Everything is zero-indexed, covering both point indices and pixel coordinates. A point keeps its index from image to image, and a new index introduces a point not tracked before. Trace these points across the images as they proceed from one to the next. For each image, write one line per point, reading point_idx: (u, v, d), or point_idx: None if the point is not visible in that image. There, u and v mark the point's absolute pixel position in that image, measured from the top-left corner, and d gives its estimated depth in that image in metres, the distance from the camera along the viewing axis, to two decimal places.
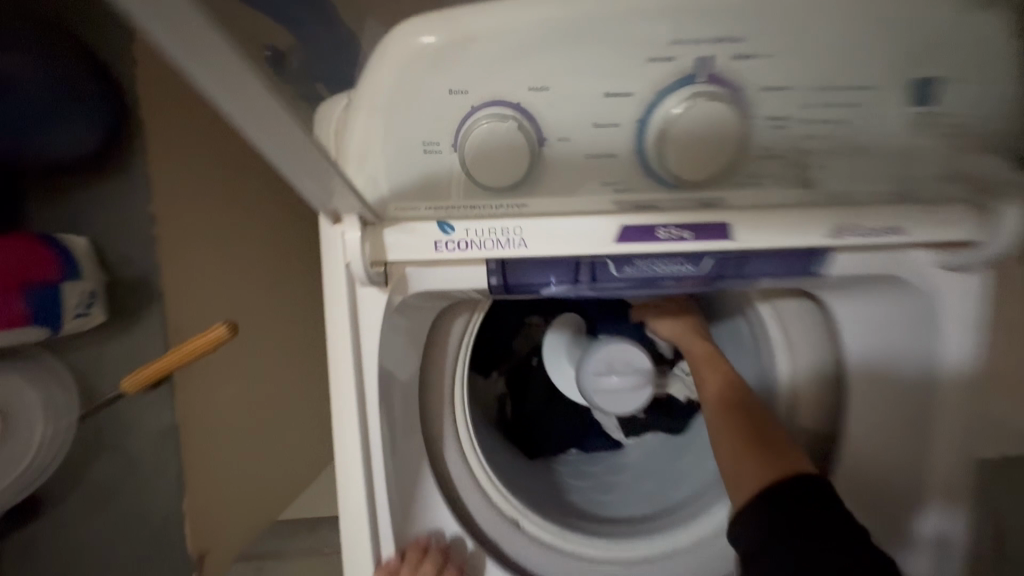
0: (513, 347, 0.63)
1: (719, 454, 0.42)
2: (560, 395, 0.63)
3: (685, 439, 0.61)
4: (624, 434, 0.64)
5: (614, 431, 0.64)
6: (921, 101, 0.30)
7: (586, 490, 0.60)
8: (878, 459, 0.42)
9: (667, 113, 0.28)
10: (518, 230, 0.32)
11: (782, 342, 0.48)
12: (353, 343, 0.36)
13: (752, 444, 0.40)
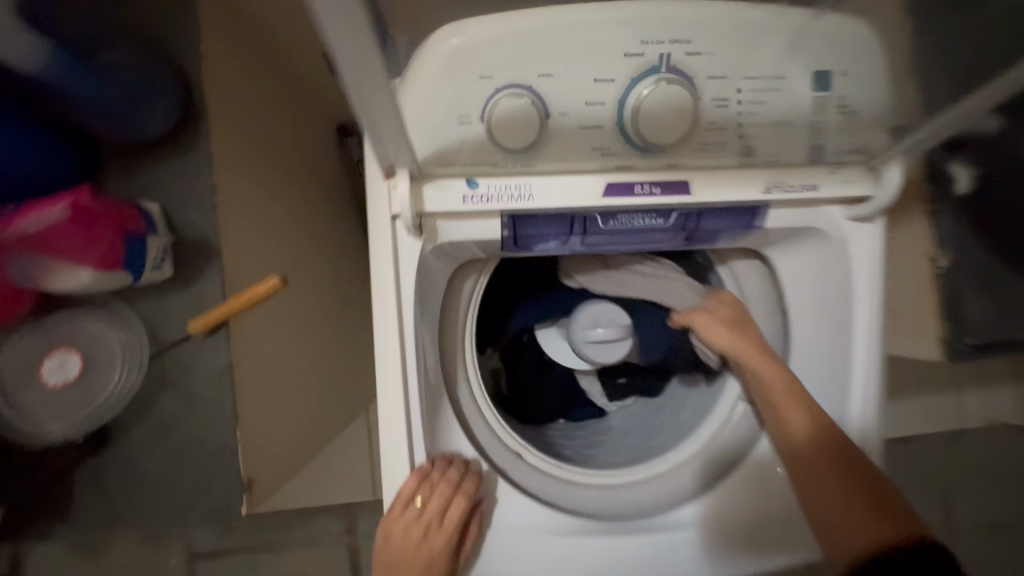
0: (505, 329, 0.67)
1: (825, 504, 0.48)
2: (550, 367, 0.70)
3: (661, 400, 0.70)
4: (607, 400, 0.72)
5: (599, 396, 0.72)
6: (825, 88, 0.40)
7: (577, 448, 0.67)
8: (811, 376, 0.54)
9: (640, 94, 0.38)
10: (529, 186, 0.41)
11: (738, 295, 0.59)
12: (394, 283, 0.45)
13: (867, 506, 0.46)
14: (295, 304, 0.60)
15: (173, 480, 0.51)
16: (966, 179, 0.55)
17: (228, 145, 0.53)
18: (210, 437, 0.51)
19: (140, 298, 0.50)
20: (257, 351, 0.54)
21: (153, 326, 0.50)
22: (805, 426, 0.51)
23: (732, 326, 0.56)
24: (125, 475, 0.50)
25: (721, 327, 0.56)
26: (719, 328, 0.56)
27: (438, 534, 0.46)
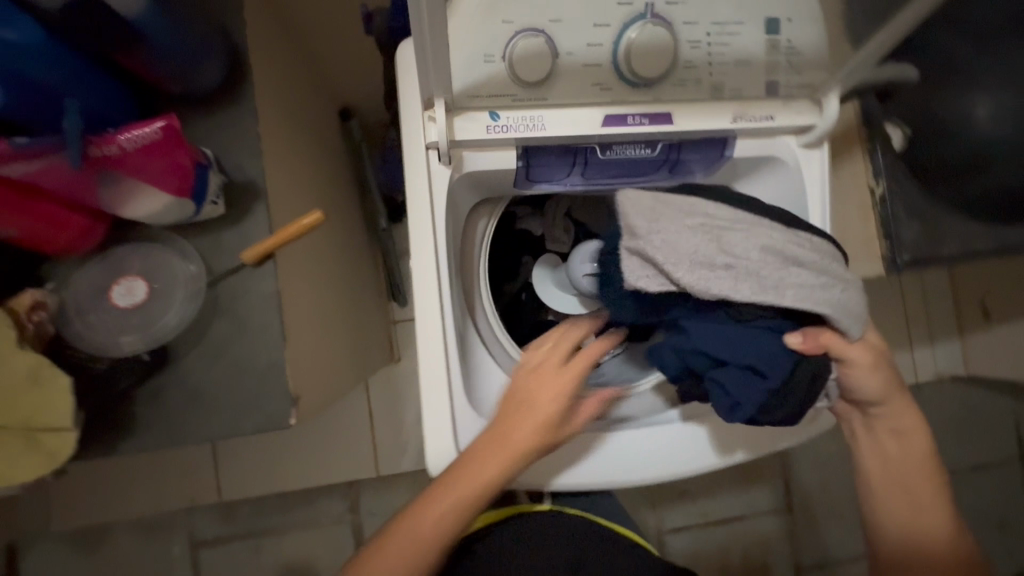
0: (503, 289, 0.77)
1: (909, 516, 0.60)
2: (544, 323, 0.77)
3: None
4: None
5: None
6: (776, 31, 0.49)
7: None
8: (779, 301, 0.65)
9: (630, 37, 0.47)
10: (540, 117, 0.51)
11: None
12: (428, 204, 0.53)
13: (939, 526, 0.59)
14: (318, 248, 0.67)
15: (227, 397, 0.56)
16: (898, 136, 0.68)
17: (264, 99, 0.60)
18: (261, 355, 0.56)
19: (195, 234, 0.56)
20: (293, 289, 0.62)
21: (207, 259, 0.56)
22: (925, 472, 0.59)
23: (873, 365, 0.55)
24: (183, 393, 0.55)
25: (867, 370, 0.55)
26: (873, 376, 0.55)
27: (570, 387, 0.57)
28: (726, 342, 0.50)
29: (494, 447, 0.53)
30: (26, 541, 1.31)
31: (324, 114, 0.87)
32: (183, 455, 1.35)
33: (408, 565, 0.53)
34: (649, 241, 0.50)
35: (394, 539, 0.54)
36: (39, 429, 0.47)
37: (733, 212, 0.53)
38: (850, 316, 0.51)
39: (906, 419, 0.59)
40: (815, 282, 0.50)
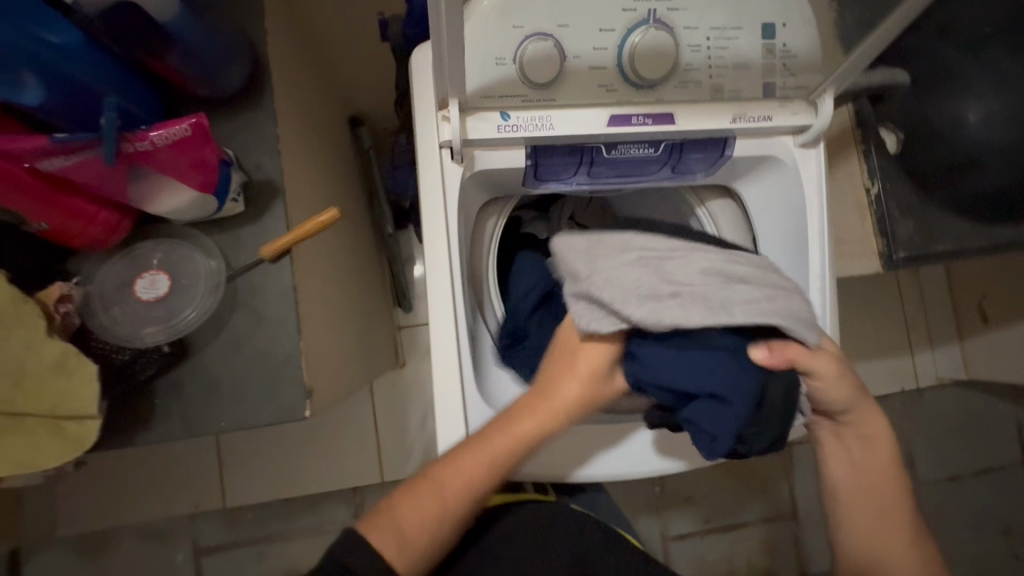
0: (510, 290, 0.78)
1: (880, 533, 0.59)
2: None
3: None
4: None
5: None
6: (771, 36, 0.53)
7: None
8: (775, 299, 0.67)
9: (634, 40, 0.50)
10: (548, 117, 0.53)
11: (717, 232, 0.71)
12: (442, 201, 0.55)
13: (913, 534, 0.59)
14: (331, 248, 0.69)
15: (243, 389, 0.57)
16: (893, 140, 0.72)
17: (283, 103, 0.63)
18: (275, 349, 0.58)
19: (216, 230, 0.58)
20: (307, 286, 0.64)
21: (227, 254, 0.58)
22: (891, 478, 0.59)
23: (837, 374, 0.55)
24: (201, 385, 0.57)
25: (833, 378, 0.54)
26: (839, 387, 0.56)
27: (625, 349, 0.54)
28: (680, 375, 0.48)
29: (542, 401, 0.55)
30: (30, 547, 1.31)
31: (336, 122, 0.90)
32: (189, 460, 1.36)
33: (430, 524, 0.53)
34: (591, 282, 0.51)
35: (429, 479, 0.54)
36: (64, 415, 0.49)
37: (670, 243, 0.54)
38: (802, 323, 0.50)
39: (872, 421, 0.59)
40: (765, 295, 0.49)
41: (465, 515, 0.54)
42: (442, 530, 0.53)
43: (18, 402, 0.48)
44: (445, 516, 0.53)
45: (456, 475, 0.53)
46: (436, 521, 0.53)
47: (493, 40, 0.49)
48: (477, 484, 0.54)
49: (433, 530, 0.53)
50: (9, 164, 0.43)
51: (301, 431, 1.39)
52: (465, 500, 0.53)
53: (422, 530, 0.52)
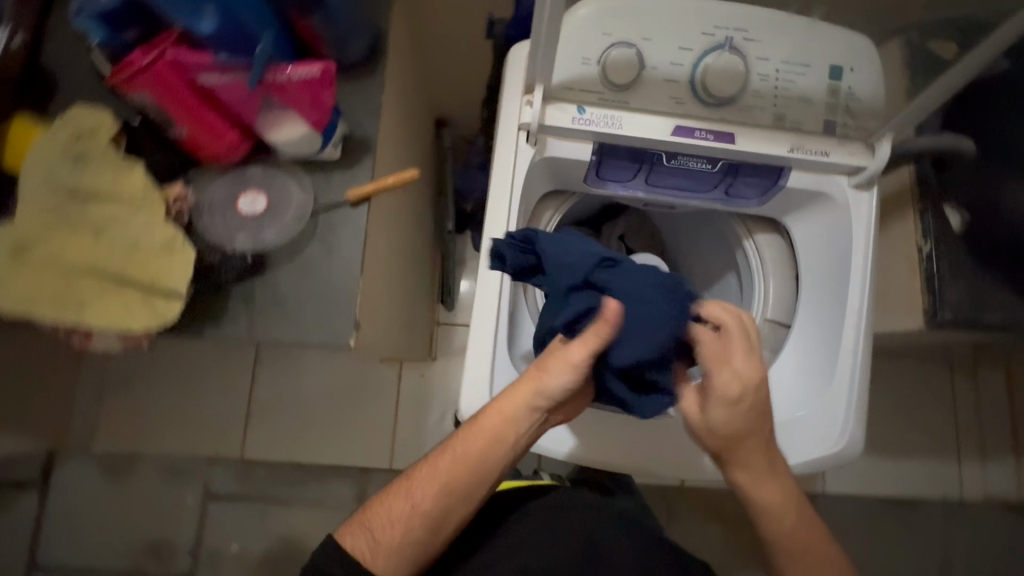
0: None
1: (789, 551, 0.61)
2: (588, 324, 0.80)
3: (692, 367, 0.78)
4: None
5: None
6: (838, 78, 0.57)
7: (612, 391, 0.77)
8: (805, 336, 0.67)
9: (709, 61, 0.56)
10: (619, 117, 0.59)
11: (760, 266, 0.72)
12: (510, 178, 0.62)
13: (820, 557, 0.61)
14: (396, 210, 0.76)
15: (304, 311, 0.64)
16: (957, 217, 0.74)
17: (390, 77, 0.72)
18: (338, 279, 0.65)
19: (313, 169, 0.66)
20: (376, 236, 0.71)
21: (318, 192, 0.66)
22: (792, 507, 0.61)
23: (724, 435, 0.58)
24: (270, 298, 0.64)
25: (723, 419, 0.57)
26: (719, 440, 0.59)
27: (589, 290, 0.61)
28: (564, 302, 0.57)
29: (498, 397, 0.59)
30: (64, 453, 1.41)
31: (423, 114, 1.01)
32: (219, 407, 1.44)
33: (405, 516, 0.60)
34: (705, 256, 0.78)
35: (399, 483, 0.63)
36: (158, 290, 0.57)
37: (762, 261, 0.72)
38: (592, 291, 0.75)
39: (741, 478, 0.60)
40: None
41: (428, 522, 0.60)
42: (408, 535, 0.60)
43: (124, 271, 0.56)
44: (414, 510, 0.60)
45: (418, 476, 0.62)
46: (404, 523, 0.60)
47: (585, 41, 0.56)
48: (433, 488, 0.60)
49: (407, 522, 0.60)
50: (177, 77, 0.53)
51: (326, 403, 1.45)
52: (421, 506, 0.60)
53: (393, 531, 0.60)
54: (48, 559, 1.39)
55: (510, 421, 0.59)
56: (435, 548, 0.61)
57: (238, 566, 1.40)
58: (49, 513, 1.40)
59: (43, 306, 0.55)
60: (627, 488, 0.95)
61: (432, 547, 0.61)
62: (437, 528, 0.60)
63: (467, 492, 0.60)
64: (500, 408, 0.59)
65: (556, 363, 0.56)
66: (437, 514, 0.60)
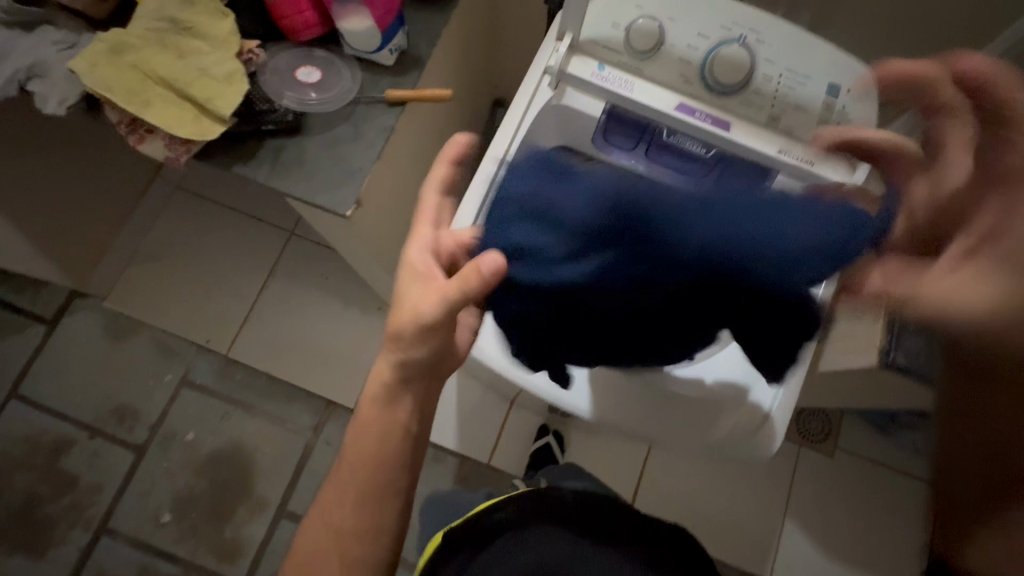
0: None
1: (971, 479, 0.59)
2: None
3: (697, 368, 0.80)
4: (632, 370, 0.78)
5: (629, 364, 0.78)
6: (835, 95, 0.63)
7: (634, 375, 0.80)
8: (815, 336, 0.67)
9: (720, 49, 0.62)
10: (631, 83, 0.66)
11: None
12: (524, 112, 0.72)
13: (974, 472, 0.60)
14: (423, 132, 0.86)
15: (318, 173, 0.72)
16: None
17: (456, 19, 0.83)
18: (355, 158, 0.73)
19: (367, 67, 0.76)
20: (400, 142, 0.80)
21: (364, 86, 0.76)
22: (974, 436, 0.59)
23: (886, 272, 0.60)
24: (294, 155, 0.72)
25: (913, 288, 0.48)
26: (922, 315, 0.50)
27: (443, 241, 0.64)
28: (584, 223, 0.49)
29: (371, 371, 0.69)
30: (80, 302, 1.53)
31: (480, 82, 1.12)
32: (223, 304, 1.54)
33: (337, 526, 0.70)
34: None
35: (318, 524, 0.72)
36: (210, 114, 0.67)
37: None
38: None
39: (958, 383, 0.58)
40: None
41: (357, 535, 0.70)
42: (349, 553, 0.69)
43: (189, 89, 0.67)
44: (346, 523, 0.70)
45: (334, 497, 0.71)
46: (338, 546, 0.70)
47: (616, 8, 0.64)
48: (348, 503, 0.70)
49: (345, 532, 0.70)
50: None
51: (317, 333, 1.53)
52: (346, 530, 0.70)
53: (332, 559, 0.69)
54: (29, 391, 1.49)
55: (381, 404, 0.69)
56: (377, 556, 0.70)
57: (187, 454, 1.46)
58: (48, 349, 1.51)
59: (117, 96, 0.65)
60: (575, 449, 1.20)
61: (374, 542, 0.70)
62: (373, 535, 0.70)
63: (376, 491, 0.70)
64: (372, 390, 0.69)
65: (409, 327, 0.62)
66: (358, 528, 0.70)
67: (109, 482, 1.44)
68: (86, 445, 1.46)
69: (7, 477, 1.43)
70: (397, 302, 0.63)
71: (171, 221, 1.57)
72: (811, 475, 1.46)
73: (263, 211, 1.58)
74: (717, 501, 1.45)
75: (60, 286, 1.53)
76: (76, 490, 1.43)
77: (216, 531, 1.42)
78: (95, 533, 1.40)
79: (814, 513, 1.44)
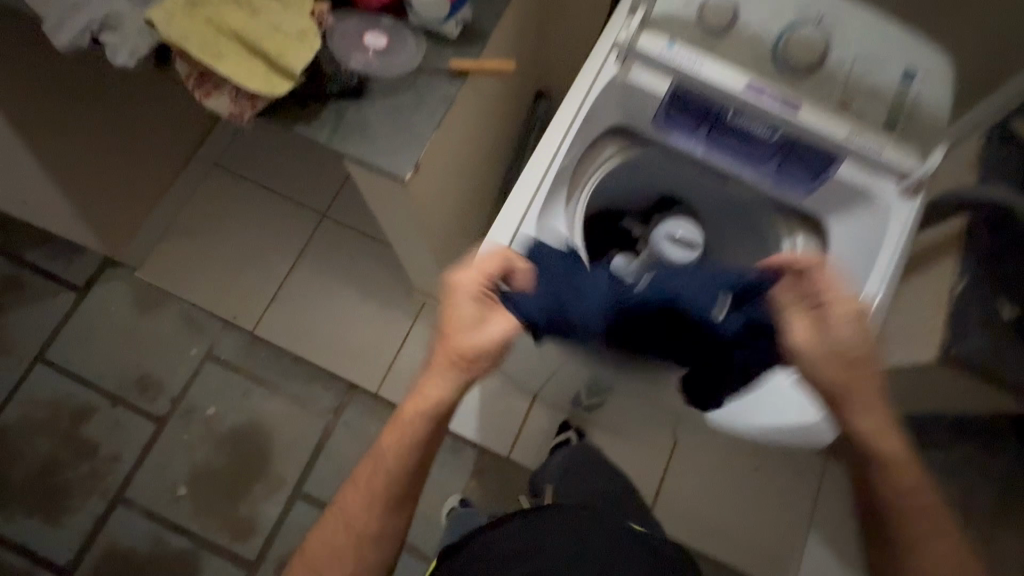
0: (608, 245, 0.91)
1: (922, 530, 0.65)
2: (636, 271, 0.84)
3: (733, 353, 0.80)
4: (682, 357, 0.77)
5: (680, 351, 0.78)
6: (908, 81, 0.63)
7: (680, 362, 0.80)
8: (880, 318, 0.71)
9: (791, 31, 0.64)
10: (700, 60, 0.67)
11: None
12: (588, 87, 0.71)
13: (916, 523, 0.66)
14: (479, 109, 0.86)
15: (379, 138, 0.72)
16: (1009, 311, 0.77)
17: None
18: (416, 125, 0.73)
19: (431, 38, 0.77)
20: (458, 115, 0.80)
21: (427, 56, 0.76)
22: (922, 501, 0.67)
23: (855, 313, 0.66)
24: (355, 119, 0.73)
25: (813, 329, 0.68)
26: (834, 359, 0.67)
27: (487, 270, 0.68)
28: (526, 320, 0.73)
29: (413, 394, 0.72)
30: (112, 272, 1.54)
31: (529, 69, 1.12)
32: (251, 282, 1.54)
33: (353, 532, 0.72)
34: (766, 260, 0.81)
35: (333, 530, 0.72)
36: (279, 69, 0.68)
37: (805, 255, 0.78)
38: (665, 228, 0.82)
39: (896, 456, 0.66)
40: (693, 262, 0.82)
41: (375, 539, 0.72)
42: (366, 558, 0.71)
43: (262, 45, 0.67)
44: (364, 529, 0.72)
45: (352, 504, 0.73)
46: (355, 551, 0.71)
47: None
48: (368, 512, 0.72)
49: (363, 540, 0.71)
50: None
51: (342, 316, 1.52)
52: (365, 535, 0.71)
53: (345, 561, 0.71)
54: (56, 357, 1.49)
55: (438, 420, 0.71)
56: (389, 558, 0.73)
57: (206, 429, 1.46)
58: (76, 317, 1.52)
59: (192, 45, 0.66)
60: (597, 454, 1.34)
61: (392, 546, 0.73)
62: (389, 540, 0.72)
63: (398, 499, 0.72)
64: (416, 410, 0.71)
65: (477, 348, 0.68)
66: (378, 532, 0.72)
67: (128, 452, 1.44)
68: (108, 414, 1.46)
69: (28, 441, 1.44)
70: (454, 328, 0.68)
71: (205, 197, 1.58)
72: (838, 489, 1.42)
73: (296, 192, 1.58)
74: (739, 510, 1.42)
75: (93, 255, 1.55)
76: (94, 458, 1.43)
77: (230, 508, 1.41)
78: (110, 502, 1.40)
79: (839, 528, 1.40)
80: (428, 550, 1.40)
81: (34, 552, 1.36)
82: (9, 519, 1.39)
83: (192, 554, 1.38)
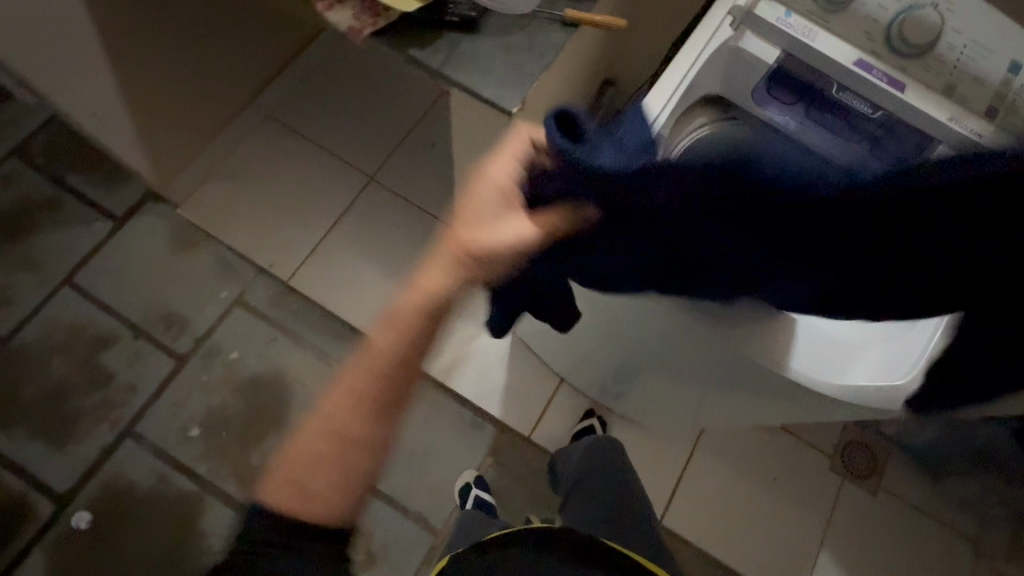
0: None
1: None
2: None
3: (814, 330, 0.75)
4: None
5: None
6: (1014, 73, 0.66)
7: None
8: None
9: (906, 13, 0.67)
10: (814, 31, 0.69)
11: None
12: (700, 48, 0.74)
13: None
14: (575, 67, 0.88)
15: (490, 72, 0.74)
16: None
17: None
18: (528, 64, 0.75)
19: None
20: (561, 66, 0.82)
21: (543, 4, 0.79)
22: None
23: None
24: (469, 51, 0.74)
25: None
26: None
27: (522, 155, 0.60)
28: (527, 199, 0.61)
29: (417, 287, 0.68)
30: (153, 205, 1.54)
31: (611, 52, 1.16)
32: (291, 233, 1.53)
33: (324, 447, 0.72)
34: None
35: (317, 432, 0.73)
36: None
37: None
38: None
39: None
40: None
41: (358, 451, 0.72)
42: (340, 470, 0.71)
43: None
44: (339, 440, 0.72)
45: (326, 418, 0.73)
46: (332, 462, 0.71)
47: None
48: (340, 423, 0.72)
49: (333, 452, 0.72)
50: None
51: (379, 278, 1.52)
52: (343, 445, 0.71)
53: (321, 474, 0.71)
54: (83, 281, 1.47)
55: (420, 314, 0.68)
56: (369, 472, 0.73)
57: (228, 372, 1.43)
58: (110, 245, 1.50)
59: None
60: (615, 453, 1.27)
61: (366, 463, 0.72)
62: (364, 457, 0.72)
63: (376, 408, 0.71)
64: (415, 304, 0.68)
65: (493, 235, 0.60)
66: (358, 441, 0.72)
67: (144, 386, 1.41)
68: (129, 344, 1.44)
69: (43, 361, 1.40)
70: (474, 220, 0.62)
71: (258, 145, 1.59)
72: (854, 509, 1.42)
73: (348, 152, 1.60)
74: (753, 519, 1.41)
75: (136, 187, 1.55)
76: (109, 387, 1.40)
77: (241, 454, 1.38)
78: (119, 434, 1.37)
79: (851, 549, 1.39)
80: (437, 523, 1.37)
81: (32, 474, 1.32)
82: (11, 437, 1.34)
83: (195, 498, 1.34)
